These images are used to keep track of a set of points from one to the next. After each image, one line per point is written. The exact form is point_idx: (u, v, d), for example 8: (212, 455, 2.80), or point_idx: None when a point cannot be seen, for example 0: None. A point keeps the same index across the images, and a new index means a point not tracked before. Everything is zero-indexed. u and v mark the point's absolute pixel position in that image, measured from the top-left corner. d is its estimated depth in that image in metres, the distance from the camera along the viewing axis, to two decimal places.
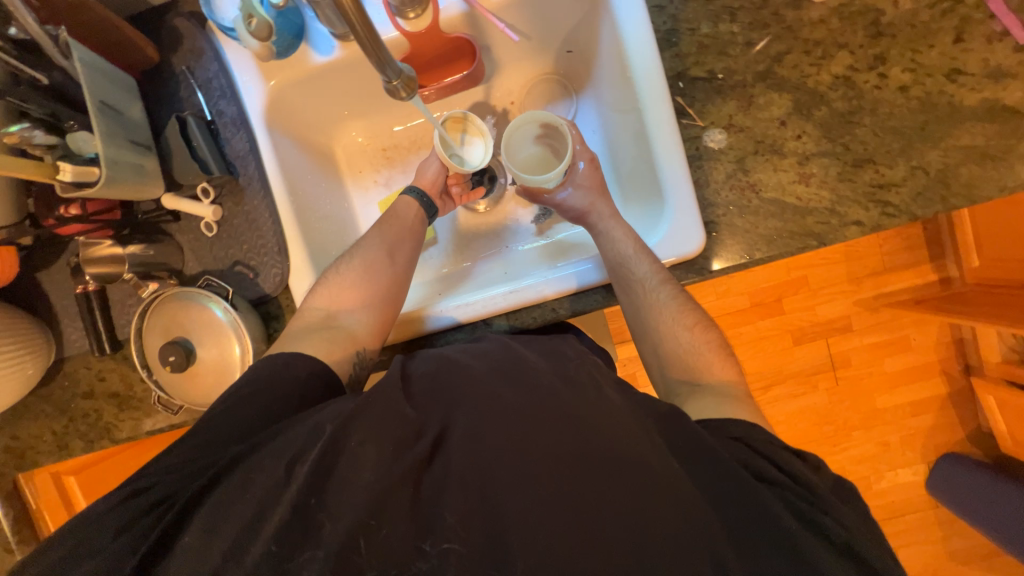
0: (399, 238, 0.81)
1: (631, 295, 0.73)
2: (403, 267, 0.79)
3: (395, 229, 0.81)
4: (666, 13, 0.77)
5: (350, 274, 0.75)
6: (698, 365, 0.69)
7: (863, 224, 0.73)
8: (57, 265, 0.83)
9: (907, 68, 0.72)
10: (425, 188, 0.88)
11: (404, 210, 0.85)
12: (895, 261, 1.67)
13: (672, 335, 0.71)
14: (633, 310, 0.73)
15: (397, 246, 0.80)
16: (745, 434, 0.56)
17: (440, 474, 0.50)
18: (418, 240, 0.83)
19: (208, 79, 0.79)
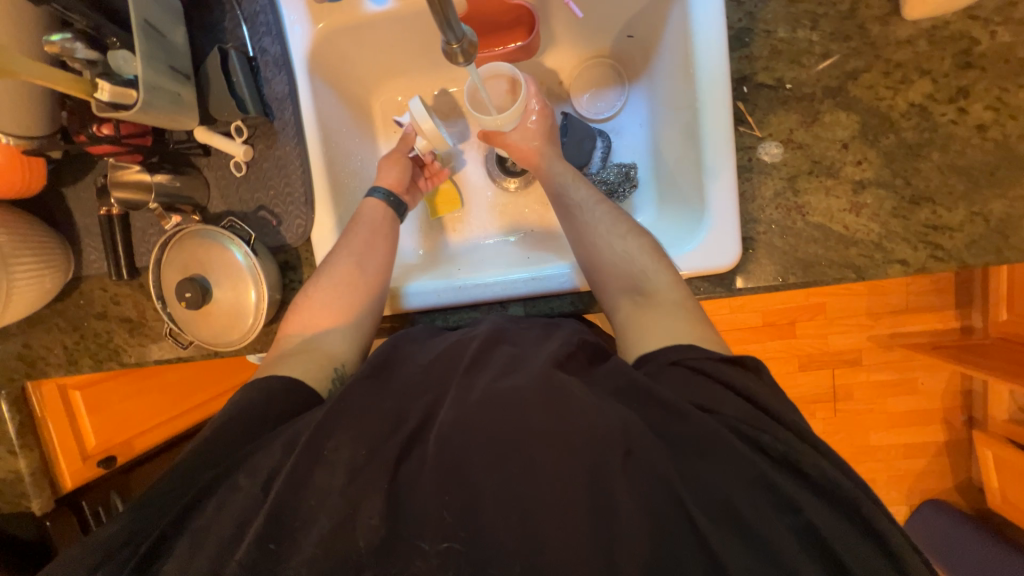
0: (369, 245, 0.76)
1: (575, 220, 0.74)
2: (377, 275, 0.74)
3: (364, 236, 0.76)
4: (743, 9, 0.72)
5: (322, 293, 0.71)
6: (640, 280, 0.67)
7: (908, 264, 0.70)
8: (83, 183, 0.82)
9: (989, 106, 0.67)
10: (392, 188, 0.83)
11: (371, 212, 0.79)
12: (920, 303, 1.63)
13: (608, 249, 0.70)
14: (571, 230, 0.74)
15: (366, 255, 0.74)
16: (679, 355, 0.55)
17: (445, 458, 0.49)
18: (391, 247, 0.78)
19: (255, 13, 0.76)
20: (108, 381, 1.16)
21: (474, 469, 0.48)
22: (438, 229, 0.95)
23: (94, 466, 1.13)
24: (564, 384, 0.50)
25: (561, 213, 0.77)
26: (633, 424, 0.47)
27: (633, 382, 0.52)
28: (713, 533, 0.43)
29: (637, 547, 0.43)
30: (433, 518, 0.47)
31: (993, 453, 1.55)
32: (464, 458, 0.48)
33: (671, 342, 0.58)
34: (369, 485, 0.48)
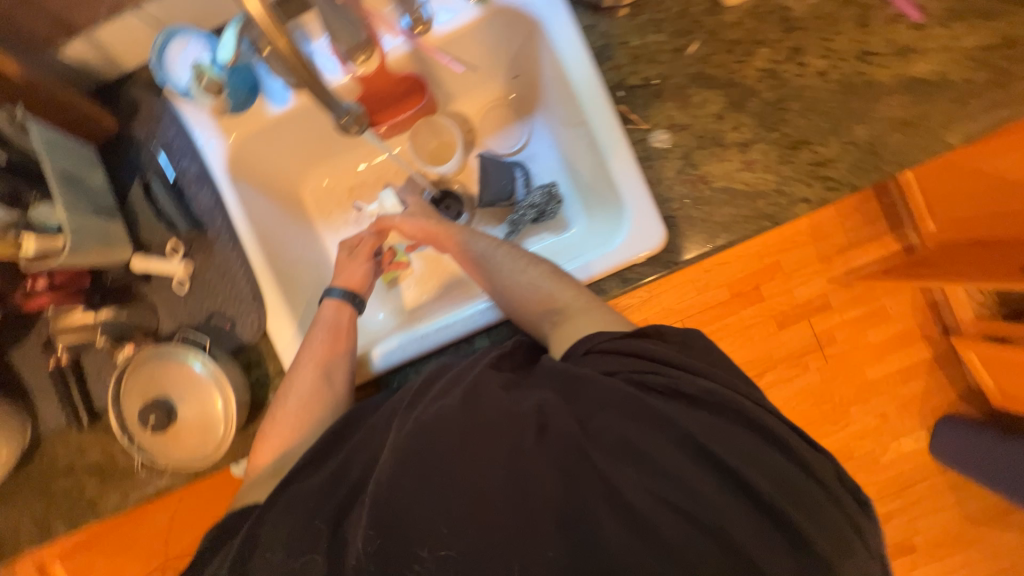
0: (332, 352, 0.75)
1: (482, 270, 0.78)
2: (341, 381, 0.74)
3: (325, 343, 0.76)
4: (598, 31, 0.82)
5: (292, 412, 0.71)
6: (547, 297, 0.72)
7: (811, 200, 0.78)
8: (28, 341, 0.81)
9: (822, 55, 0.78)
10: (354, 288, 0.84)
11: (328, 316, 0.79)
12: (860, 236, 1.74)
13: (512, 283, 0.74)
14: (482, 279, 0.78)
15: (330, 364, 0.74)
16: (589, 345, 0.62)
17: (436, 496, 0.48)
18: (353, 349, 0.77)
19: (169, 141, 0.80)
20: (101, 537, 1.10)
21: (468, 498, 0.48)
22: (394, 291, 1.00)
23: None
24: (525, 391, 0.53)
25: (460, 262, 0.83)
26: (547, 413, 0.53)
27: (565, 374, 0.56)
28: (625, 479, 0.48)
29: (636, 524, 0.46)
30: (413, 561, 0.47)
31: (976, 352, 1.60)
32: (455, 490, 0.48)
33: (584, 335, 0.64)
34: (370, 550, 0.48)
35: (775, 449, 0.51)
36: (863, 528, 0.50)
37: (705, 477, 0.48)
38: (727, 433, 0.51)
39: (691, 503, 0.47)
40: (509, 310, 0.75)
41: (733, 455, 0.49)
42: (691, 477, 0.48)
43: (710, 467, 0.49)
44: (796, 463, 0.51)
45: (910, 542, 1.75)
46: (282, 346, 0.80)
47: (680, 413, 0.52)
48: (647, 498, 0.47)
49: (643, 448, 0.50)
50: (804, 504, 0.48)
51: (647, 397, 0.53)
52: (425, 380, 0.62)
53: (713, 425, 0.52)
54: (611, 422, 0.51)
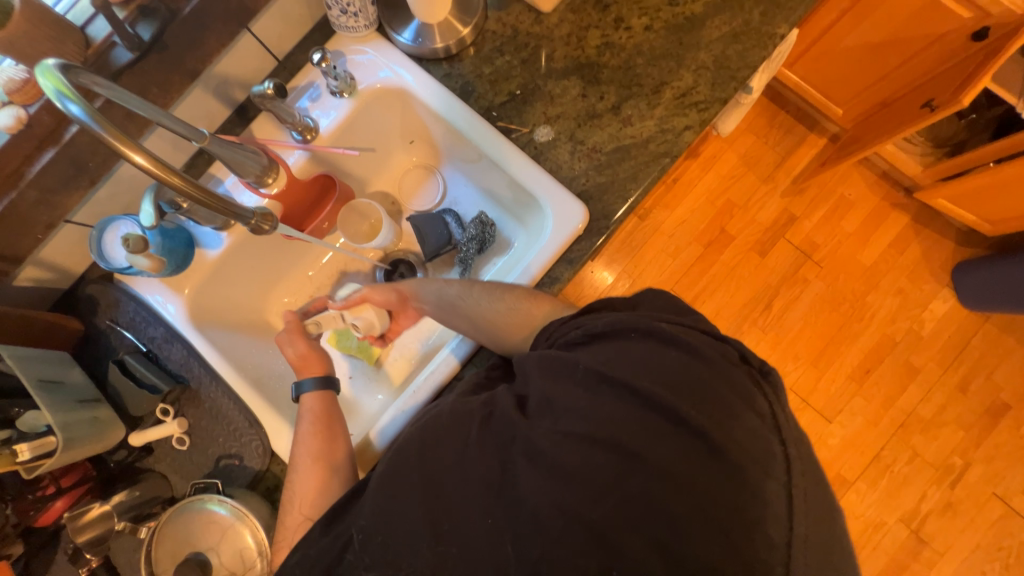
0: (325, 436, 0.75)
1: (449, 313, 0.81)
2: (343, 465, 0.74)
3: (316, 432, 0.75)
4: (454, 76, 0.93)
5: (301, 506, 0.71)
6: (524, 317, 0.74)
7: (692, 125, 0.86)
8: (56, 566, 0.78)
9: (641, 14, 0.90)
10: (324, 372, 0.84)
11: (312, 407, 0.79)
12: (785, 146, 1.82)
13: (477, 313, 0.78)
14: (449, 319, 0.82)
15: (325, 451, 0.74)
16: (546, 335, 0.68)
17: (432, 520, 0.54)
18: (343, 429, 0.77)
19: (131, 319, 0.87)
20: None
21: (470, 512, 0.53)
22: (386, 368, 1.03)
23: None
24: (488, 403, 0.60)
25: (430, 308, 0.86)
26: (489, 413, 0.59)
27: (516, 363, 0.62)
28: (554, 434, 0.54)
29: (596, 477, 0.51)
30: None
31: (945, 197, 1.62)
32: (444, 509, 0.54)
33: (538, 331, 0.72)
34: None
35: (680, 364, 0.55)
36: (777, 411, 0.55)
37: (620, 407, 0.53)
38: (634, 363, 0.55)
39: (611, 434, 0.52)
40: (489, 338, 0.77)
41: (636, 378, 0.54)
42: (606, 411, 0.53)
43: (619, 397, 0.54)
44: (705, 369, 0.55)
45: (1000, 401, 1.67)
46: (290, 458, 0.82)
47: (594, 360, 0.57)
48: (571, 445, 0.52)
49: (582, 400, 0.55)
50: (708, 402, 0.53)
51: (562, 357, 0.59)
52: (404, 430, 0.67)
53: (626, 361, 0.56)
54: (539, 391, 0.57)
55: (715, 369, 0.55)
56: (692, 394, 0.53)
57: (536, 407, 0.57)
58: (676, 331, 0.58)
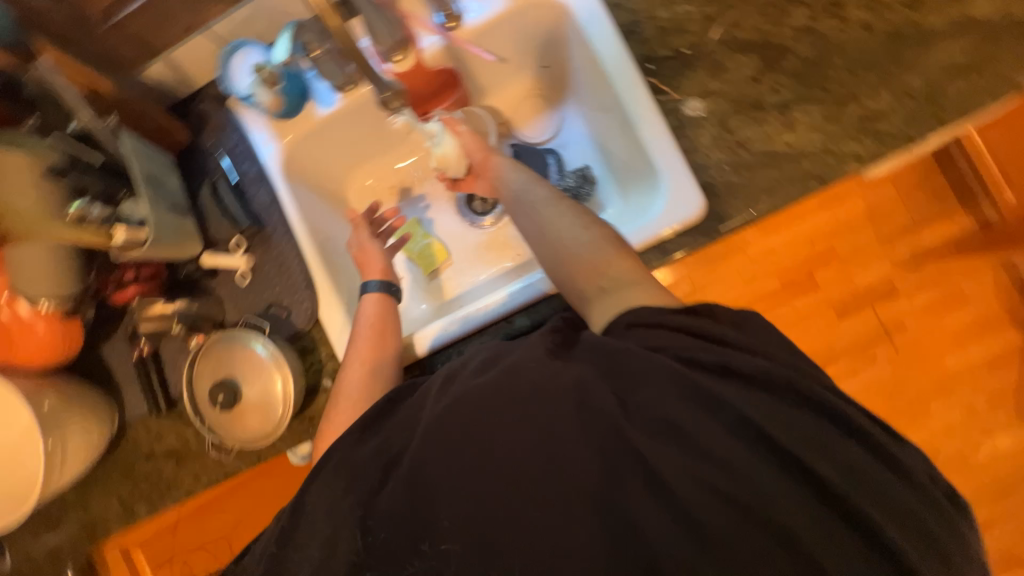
0: (378, 347, 0.76)
1: (529, 215, 0.71)
2: (386, 374, 0.74)
3: (371, 339, 0.76)
4: (624, 9, 0.84)
5: (349, 394, 0.70)
6: (598, 264, 0.64)
7: (863, 156, 0.74)
8: (116, 337, 0.89)
9: (864, 7, 0.75)
10: (383, 277, 0.84)
11: (370, 309, 0.80)
12: (927, 213, 1.55)
13: (555, 237, 0.68)
14: (525, 223, 0.72)
15: (376, 363, 0.74)
16: (633, 317, 0.55)
17: (439, 471, 0.45)
18: (395, 343, 0.77)
19: (232, 147, 0.89)
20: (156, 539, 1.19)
21: (485, 480, 0.44)
22: (438, 280, 1.02)
23: None
24: (538, 363, 0.49)
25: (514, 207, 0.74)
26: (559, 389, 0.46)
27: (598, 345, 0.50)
28: (644, 448, 0.43)
29: (653, 514, 0.41)
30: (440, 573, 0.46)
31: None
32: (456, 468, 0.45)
33: (620, 312, 0.59)
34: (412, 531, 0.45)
35: (803, 414, 0.46)
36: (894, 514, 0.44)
37: (728, 441, 0.43)
38: (754, 398, 0.46)
39: (719, 475, 0.42)
40: (557, 272, 0.68)
41: (757, 415, 0.44)
42: (710, 441, 0.43)
43: (731, 432, 0.44)
44: (832, 435, 0.45)
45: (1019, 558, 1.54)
46: (331, 333, 0.84)
47: (706, 378, 0.46)
48: (666, 464, 0.42)
49: (660, 419, 0.44)
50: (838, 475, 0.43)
51: (674, 362, 0.47)
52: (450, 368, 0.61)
53: (747, 393, 0.46)
54: (637, 390, 0.46)
55: (841, 434, 0.46)
56: (804, 462, 0.43)
57: (629, 405, 0.46)
58: (792, 380, 0.47)
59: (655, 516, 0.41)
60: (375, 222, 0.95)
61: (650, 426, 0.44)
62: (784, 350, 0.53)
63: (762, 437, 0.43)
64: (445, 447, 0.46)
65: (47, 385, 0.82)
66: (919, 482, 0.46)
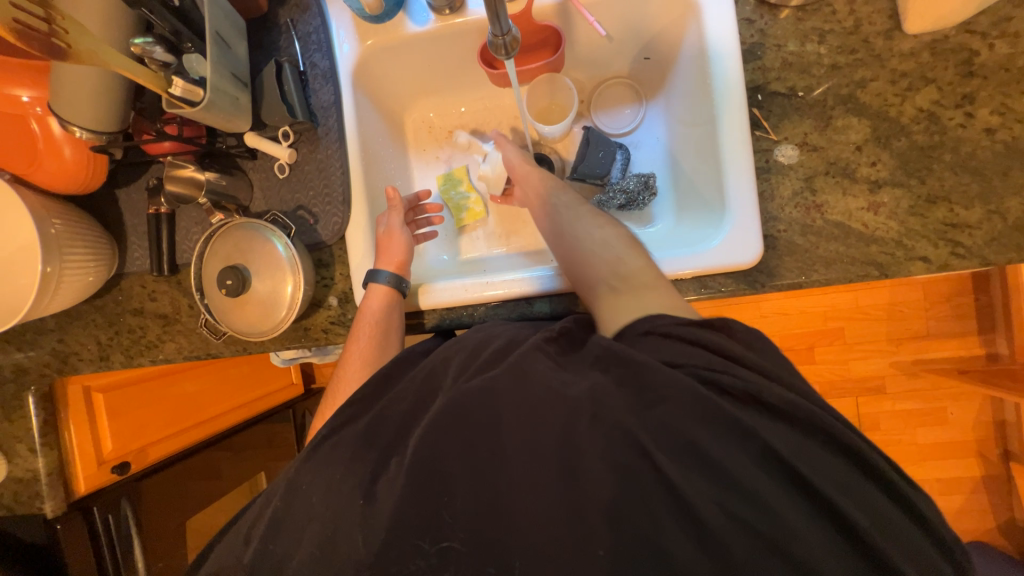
0: (375, 340, 0.75)
1: (573, 245, 0.75)
2: (385, 347, 0.75)
3: (370, 334, 0.75)
4: (755, 27, 0.79)
5: (355, 363, 0.74)
6: (629, 276, 0.68)
7: (931, 261, 0.72)
8: (136, 185, 0.87)
9: (995, 111, 0.71)
10: (397, 269, 0.79)
11: (374, 306, 0.77)
12: (944, 328, 1.56)
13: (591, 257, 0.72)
14: (561, 248, 0.77)
15: (375, 351, 0.74)
16: (651, 326, 0.58)
17: (454, 429, 0.52)
18: (395, 335, 0.76)
19: (308, 33, 0.84)
20: (130, 387, 1.17)
21: (489, 455, 0.51)
22: (466, 237, 1.00)
23: (107, 473, 1.10)
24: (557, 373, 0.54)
25: (554, 226, 0.80)
26: (587, 385, 0.52)
27: (614, 351, 0.54)
28: (667, 466, 0.47)
29: (626, 536, 0.46)
30: (430, 517, 0.51)
31: None
32: (471, 433, 0.52)
33: (640, 315, 0.62)
34: (412, 479, 0.52)
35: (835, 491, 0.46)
36: None
37: (747, 506, 0.45)
38: (781, 473, 0.47)
39: (739, 521, 0.45)
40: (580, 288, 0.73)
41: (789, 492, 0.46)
42: (745, 505, 0.45)
43: (772, 490, 0.46)
44: (834, 535, 0.46)
45: None
46: (356, 255, 0.83)
47: (768, 425, 0.49)
48: (696, 492, 0.45)
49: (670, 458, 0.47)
50: (823, 537, 0.45)
51: (729, 406, 0.49)
52: (476, 344, 0.61)
53: (794, 471, 0.47)
54: (675, 423, 0.48)
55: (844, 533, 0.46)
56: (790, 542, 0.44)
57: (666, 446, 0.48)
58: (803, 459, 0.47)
59: (670, 528, 0.45)
60: (415, 211, 0.94)
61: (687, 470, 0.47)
62: None
63: (783, 491, 0.46)
64: (469, 413, 0.52)
65: (56, 211, 0.79)
66: None
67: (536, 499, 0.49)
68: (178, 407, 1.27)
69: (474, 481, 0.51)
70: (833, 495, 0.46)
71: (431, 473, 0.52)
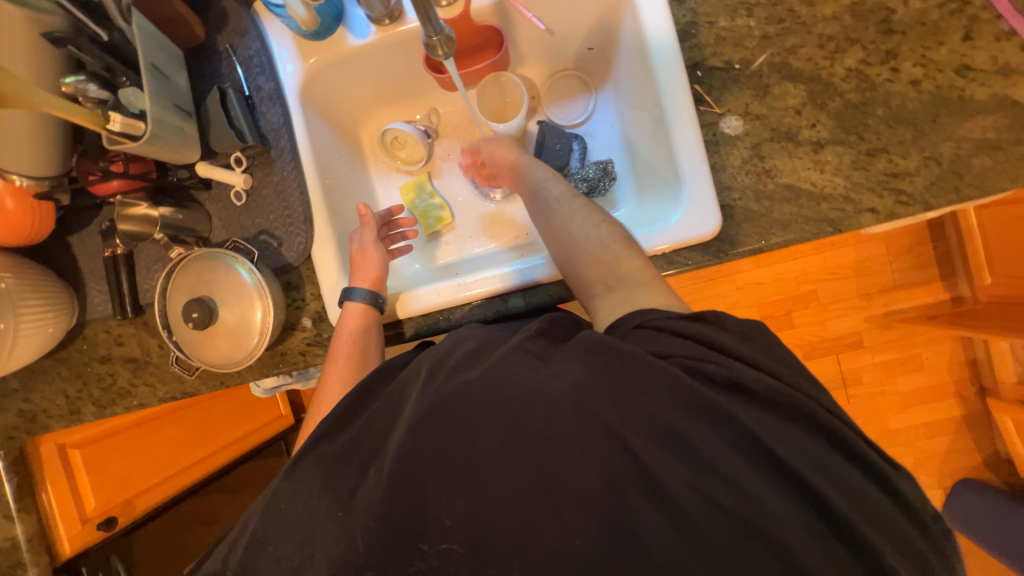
0: (354, 359, 0.74)
1: (551, 219, 0.76)
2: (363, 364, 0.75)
3: (349, 353, 0.74)
4: (686, 7, 0.81)
5: (334, 386, 0.73)
6: (607, 263, 0.69)
7: (879, 211, 0.75)
8: (88, 230, 0.85)
9: (917, 63, 0.75)
10: (371, 285, 0.79)
11: (352, 323, 0.76)
12: (909, 278, 1.63)
13: (569, 240, 0.72)
14: (543, 221, 0.76)
15: (354, 370, 0.74)
16: (640, 319, 0.60)
17: (435, 433, 0.52)
18: (374, 350, 0.76)
19: (249, 57, 0.83)
20: (109, 439, 1.13)
21: (469, 456, 0.51)
22: (437, 243, 1.00)
23: (94, 530, 1.08)
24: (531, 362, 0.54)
25: (537, 209, 0.78)
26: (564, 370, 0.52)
27: (604, 344, 0.54)
28: (640, 444, 0.48)
29: (609, 516, 0.46)
30: (417, 525, 0.50)
31: (1011, 419, 1.47)
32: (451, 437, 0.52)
33: (630, 309, 0.62)
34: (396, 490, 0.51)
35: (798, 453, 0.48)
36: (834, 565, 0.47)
37: (721, 474, 0.47)
38: (750, 436, 0.48)
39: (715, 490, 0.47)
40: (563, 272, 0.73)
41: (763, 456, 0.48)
42: (721, 472, 0.47)
43: (749, 450, 0.48)
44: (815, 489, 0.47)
45: None
46: (324, 273, 0.83)
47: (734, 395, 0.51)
48: (669, 467, 0.47)
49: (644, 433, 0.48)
50: (795, 489, 0.47)
51: (688, 378, 0.51)
52: (450, 345, 0.62)
53: (763, 435, 0.49)
54: (647, 400, 0.50)
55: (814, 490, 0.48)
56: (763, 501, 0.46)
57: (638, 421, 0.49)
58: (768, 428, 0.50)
59: (650, 505, 0.46)
60: (388, 227, 0.90)
61: (661, 444, 0.48)
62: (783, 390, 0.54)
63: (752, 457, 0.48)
64: (448, 416, 0.52)
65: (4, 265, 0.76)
66: (885, 537, 0.47)
67: (522, 488, 0.48)
68: (164, 454, 1.23)
69: (459, 483, 0.50)
70: (798, 452, 0.49)
71: (415, 483, 0.51)
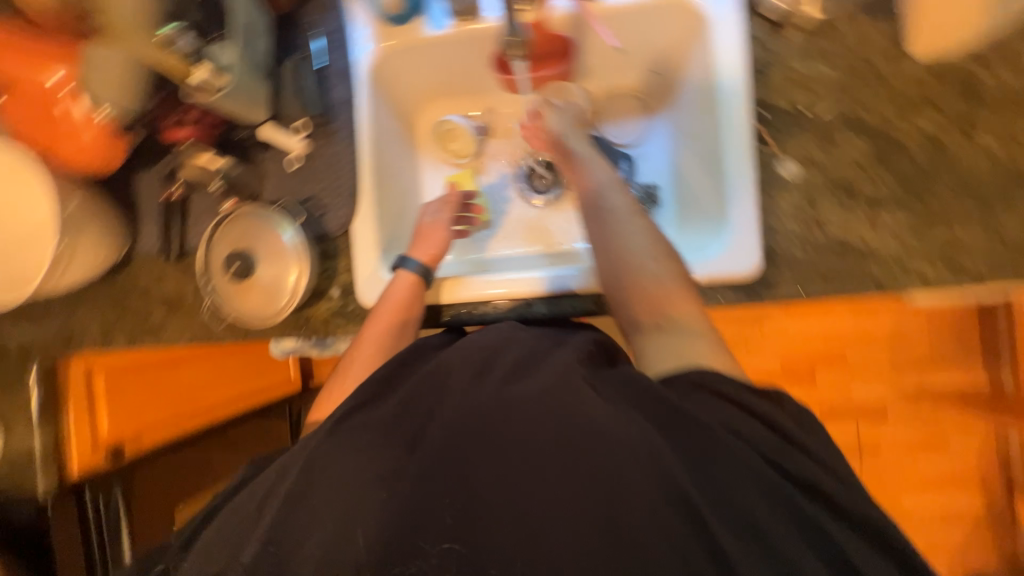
0: (392, 327, 0.76)
1: (606, 224, 0.69)
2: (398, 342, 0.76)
3: (388, 317, 0.76)
4: (761, 44, 0.81)
5: (367, 350, 0.75)
6: (663, 297, 0.64)
7: (929, 280, 0.72)
8: (152, 171, 0.90)
9: (997, 135, 0.72)
10: (427, 261, 0.81)
11: (400, 291, 0.78)
12: (948, 356, 1.55)
13: (625, 262, 0.67)
14: (595, 232, 0.70)
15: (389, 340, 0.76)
16: (700, 377, 0.56)
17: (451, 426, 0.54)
18: (415, 317, 0.78)
19: (328, 32, 0.87)
20: (129, 371, 1.15)
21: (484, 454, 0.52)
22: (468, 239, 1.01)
23: (100, 458, 1.12)
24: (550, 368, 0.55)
25: (589, 216, 0.71)
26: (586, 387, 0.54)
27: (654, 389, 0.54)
28: (645, 474, 0.48)
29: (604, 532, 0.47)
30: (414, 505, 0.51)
31: None
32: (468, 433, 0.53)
33: (679, 362, 0.59)
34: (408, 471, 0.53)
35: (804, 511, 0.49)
36: None
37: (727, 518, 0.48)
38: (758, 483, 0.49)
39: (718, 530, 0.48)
40: (610, 297, 0.68)
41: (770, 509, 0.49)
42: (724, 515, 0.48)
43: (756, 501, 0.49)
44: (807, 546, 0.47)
45: None
46: (359, 248, 0.84)
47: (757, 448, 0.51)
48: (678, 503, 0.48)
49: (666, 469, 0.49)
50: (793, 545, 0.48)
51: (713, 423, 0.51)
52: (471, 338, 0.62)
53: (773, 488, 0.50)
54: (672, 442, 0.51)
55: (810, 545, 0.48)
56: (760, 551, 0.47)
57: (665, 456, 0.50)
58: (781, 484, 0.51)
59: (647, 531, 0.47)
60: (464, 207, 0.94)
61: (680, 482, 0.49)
62: (800, 442, 0.53)
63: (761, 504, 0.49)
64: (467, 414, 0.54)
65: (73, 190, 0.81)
66: None
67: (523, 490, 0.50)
68: (171, 400, 1.22)
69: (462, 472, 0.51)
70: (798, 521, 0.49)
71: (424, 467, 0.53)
